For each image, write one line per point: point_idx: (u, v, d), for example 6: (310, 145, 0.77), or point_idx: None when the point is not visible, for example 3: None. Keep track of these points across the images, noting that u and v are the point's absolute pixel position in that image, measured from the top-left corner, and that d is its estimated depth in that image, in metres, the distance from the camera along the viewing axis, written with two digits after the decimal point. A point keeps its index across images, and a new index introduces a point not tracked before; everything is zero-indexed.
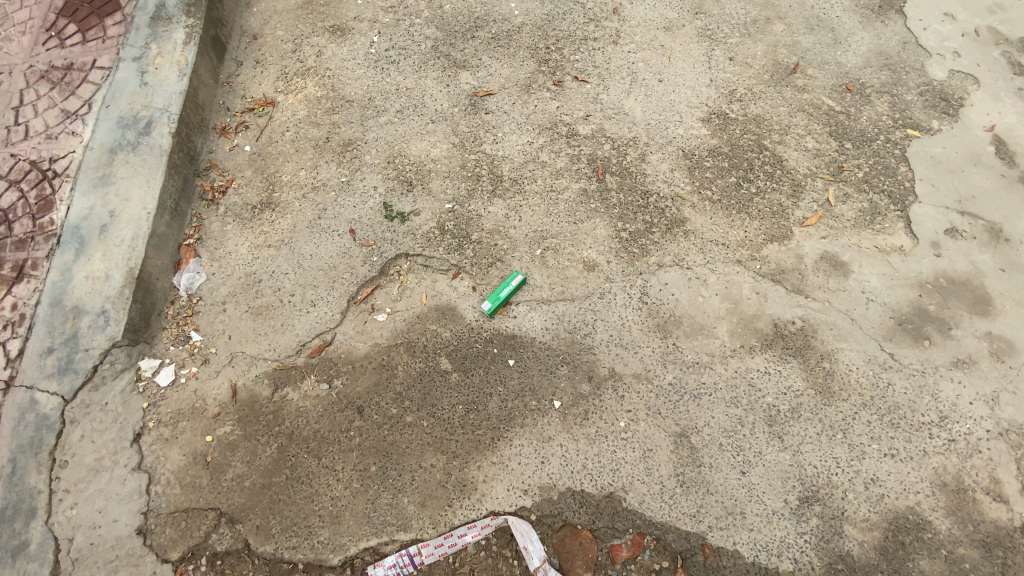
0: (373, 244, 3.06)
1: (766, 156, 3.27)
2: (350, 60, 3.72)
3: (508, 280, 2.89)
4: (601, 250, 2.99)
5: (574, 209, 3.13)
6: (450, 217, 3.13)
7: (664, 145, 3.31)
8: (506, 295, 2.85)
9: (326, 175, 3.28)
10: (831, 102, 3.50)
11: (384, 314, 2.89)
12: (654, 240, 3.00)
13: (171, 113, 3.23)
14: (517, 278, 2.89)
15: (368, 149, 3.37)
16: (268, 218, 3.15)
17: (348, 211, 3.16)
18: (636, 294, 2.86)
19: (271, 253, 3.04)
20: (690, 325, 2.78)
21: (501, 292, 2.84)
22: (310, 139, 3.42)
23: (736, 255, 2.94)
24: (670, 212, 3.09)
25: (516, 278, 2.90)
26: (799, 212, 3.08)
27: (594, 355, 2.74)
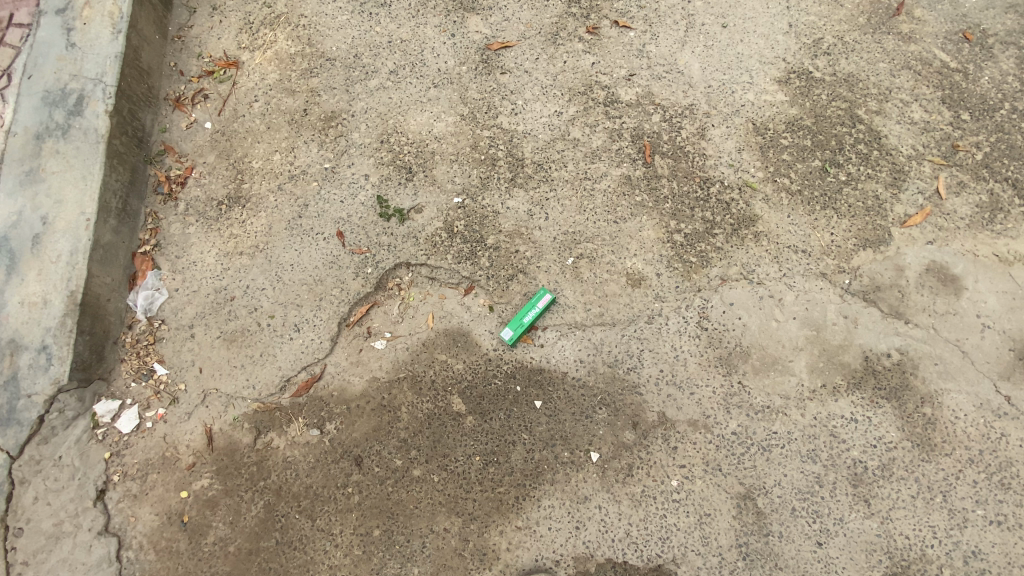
0: (365, 250, 2.44)
1: (860, 131, 2.58)
2: (329, 4, 2.96)
3: (536, 298, 2.31)
4: (648, 259, 2.35)
5: (615, 202, 2.44)
6: (459, 215, 2.47)
7: (729, 116, 2.60)
8: (528, 323, 2.28)
9: (305, 159, 2.64)
10: (944, 55, 2.72)
11: (382, 341, 2.36)
12: (716, 245, 2.36)
13: (107, 84, 2.58)
14: (545, 297, 2.30)
15: (356, 124, 2.68)
16: (238, 218, 2.59)
17: (334, 207, 2.52)
18: (694, 316, 2.27)
19: (244, 263, 2.51)
20: (760, 359, 2.23)
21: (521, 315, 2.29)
22: (284, 111, 2.75)
23: (821, 267, 2.34)
24: (738, 207, 2.42)
25: (546, 297, 2.31)
26: (899, 208, 2.45)
27: (640, 396, 2.23)
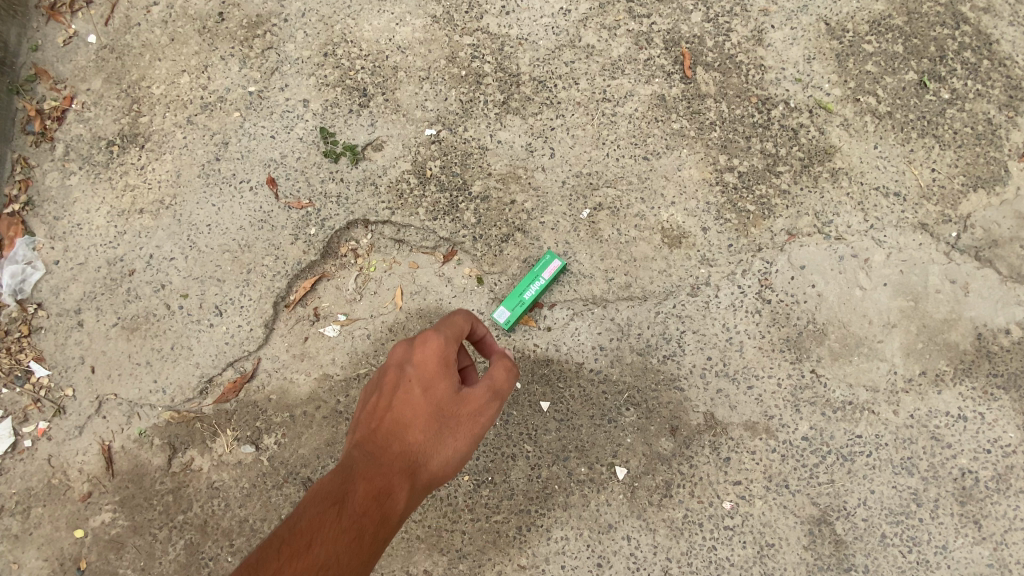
0: (306, 203, 1.79)
1: (969, 32, 1.92)
2: None
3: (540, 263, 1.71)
4: (690, 208, 1.73)
5: (644, 130, 1.79)
6: (433, 152, 1.81)
7: (798, 12, 1.91)
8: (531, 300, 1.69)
9: (223, 82, 1.95)
10: None
11: (334, 327, 1.75)
12: (782, 188, 1.75)
13: None
14: (553, 265, 1.70)
15: (289, 32, 1.96)
16: (136, 164, 1.93)
17: (263, 146, 1.86)
18: (752, 286, 1.68)
19: (146, 226, 1.87)
20: (841, 340, 1.67)
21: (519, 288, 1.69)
22: (192, 18, 2.03)
23: (918, 216, 1.75)
24: (809, 135, 1.80)
25: (554, 261, 1.71)
26: (1020, 135, 1.83)
27: (681, 393, 1.66)
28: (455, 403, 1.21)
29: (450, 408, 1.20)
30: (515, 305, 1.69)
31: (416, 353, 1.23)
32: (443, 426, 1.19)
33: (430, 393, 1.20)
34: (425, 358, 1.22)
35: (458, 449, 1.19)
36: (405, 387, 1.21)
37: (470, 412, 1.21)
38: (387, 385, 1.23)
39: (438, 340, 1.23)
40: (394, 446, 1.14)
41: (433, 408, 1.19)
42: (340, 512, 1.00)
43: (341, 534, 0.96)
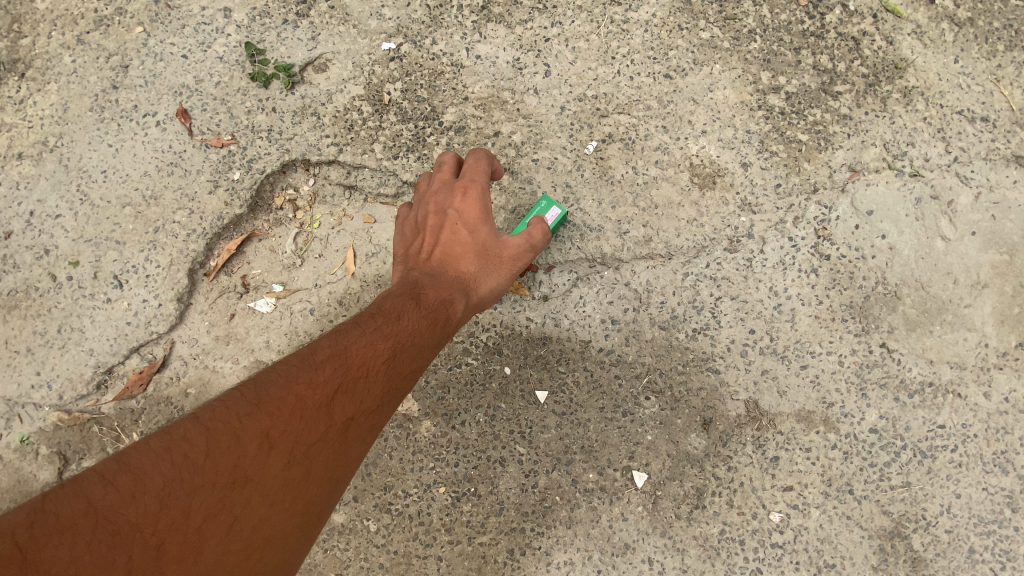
0: (228, 141, 1.39)
1: None
2: None
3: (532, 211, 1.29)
4: (724, 140, 1.35)
5: (664, 41, 1.39)
6: (392, 73, 1.40)
7: None
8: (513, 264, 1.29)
9: None
10: None
11: (269, 300, 1.36)
12: (841, 113, 1.36)
13: None
14: (550, 215, 1.28)
15: None
16: (12, 96, 1.49)
17: (173, 69, 1.44)
18: (807, 238, 1.31)
19: (25, 175, 1.45)
20: (919, 305, 1.31)
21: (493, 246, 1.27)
22: None
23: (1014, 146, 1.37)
24: (874, 45, 1.40)
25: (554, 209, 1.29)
26: None
27: (715, 377, 1.29)
28: (498, 244, 1.16)
29: (495, 245, 1.16)
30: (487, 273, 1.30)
31: (457, 189, 1.18)
32: (489, 262, 1.15)
33: (475, 235, 1.15)
34: (468, 196, 1.17)
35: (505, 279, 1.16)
36: (449, 221, 1.16)
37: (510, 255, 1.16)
38: (429, 225, 1.16)
39: (479, 182, 1.19)
40: (447, 271, 1.11)
41: (478, 247, 1.15)
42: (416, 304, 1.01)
43: (416, 326, 0.98)
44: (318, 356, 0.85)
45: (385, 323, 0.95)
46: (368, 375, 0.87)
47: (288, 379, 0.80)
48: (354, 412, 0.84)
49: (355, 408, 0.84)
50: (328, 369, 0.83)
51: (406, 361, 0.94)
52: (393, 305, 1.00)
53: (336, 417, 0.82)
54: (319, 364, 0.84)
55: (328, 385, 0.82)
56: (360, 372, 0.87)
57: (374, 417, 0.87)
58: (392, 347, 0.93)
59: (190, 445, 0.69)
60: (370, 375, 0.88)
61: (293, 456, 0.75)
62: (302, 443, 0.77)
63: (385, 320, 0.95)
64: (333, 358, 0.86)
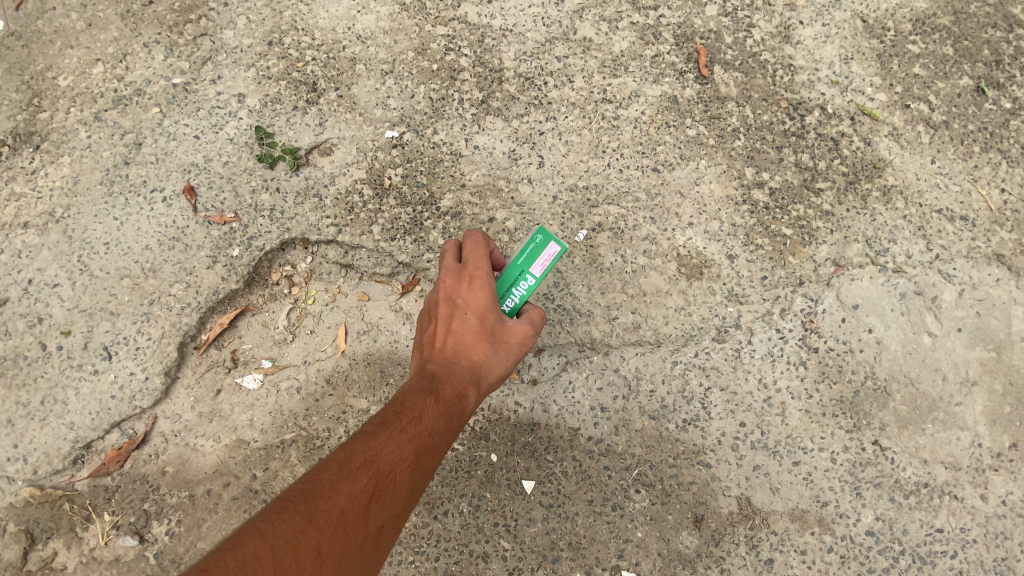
0: (230, 217, 1.43)
1: None
2: None
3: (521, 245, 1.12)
4: (713, 232, 1.39)
5: (653, 137, 1.47)
6: (394, 158, 1.46)
7: (829, 8, 1.62)
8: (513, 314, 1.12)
9: (143, 73, 1.60)
10: None
11: (256, 377, 1.35)
12: (823, 209, 1.41)
13: None
14: (547, 254, 1.12)
15: (229, 17, 1.63)
16: (26, 166, 1.55)
17: (184, 147, 1.51)
18: (794, 330, 1.33)
19: (28, 241, 1.48)
20: (910, 403, 1.30)
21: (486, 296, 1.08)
22: (115, 1, 1.70)
23: (994, 245, 1.41)
24: (853, 146, 1.48)
25: (551, 242, 1.14)
26: None
27: (706, 472, 1.27)
28: (509, 332, 1.09)
29: (504, 327, 1.09)
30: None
31: (462, 274, 1.10)
32: (498, 346, 1.08)
33: (483, 323, 1.07)
34: (474, 279, 1.08)
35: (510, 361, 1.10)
36: (457, 309, 1.08)
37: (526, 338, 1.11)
38: (439, 314, 1.09)
39: (485, 266, 1.10)
40: (460, 361, 1.06)
41: (487, 332, 1.07)
42: (440, 398, 1.00)
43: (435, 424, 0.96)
44: (358, 459, 0.87)
45: (416, 416, 0.95)
46: (400, 478, 0.89)
47: (334, 486, 0.82)
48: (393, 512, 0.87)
49: (387, 514, 0.85)
50: (370, 472, 0.86)
51: (432, 455, 0.95)
52: (414, 399, 0.98)
53: (378, 520, 0.84)
54: (356, 472, 0.85)
55: (367, 492, 0.84)
56: (393, 476, 0.88)
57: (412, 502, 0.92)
58: (416, 447, 0.93)
59: (258, 561, 0.71)
60: (404, 474, 0.90)
61: (342, 563, 0.77)
62: (352, 550, 0.79)
63: (418, 413, 0.96)
64: (369, 463, 0.86)
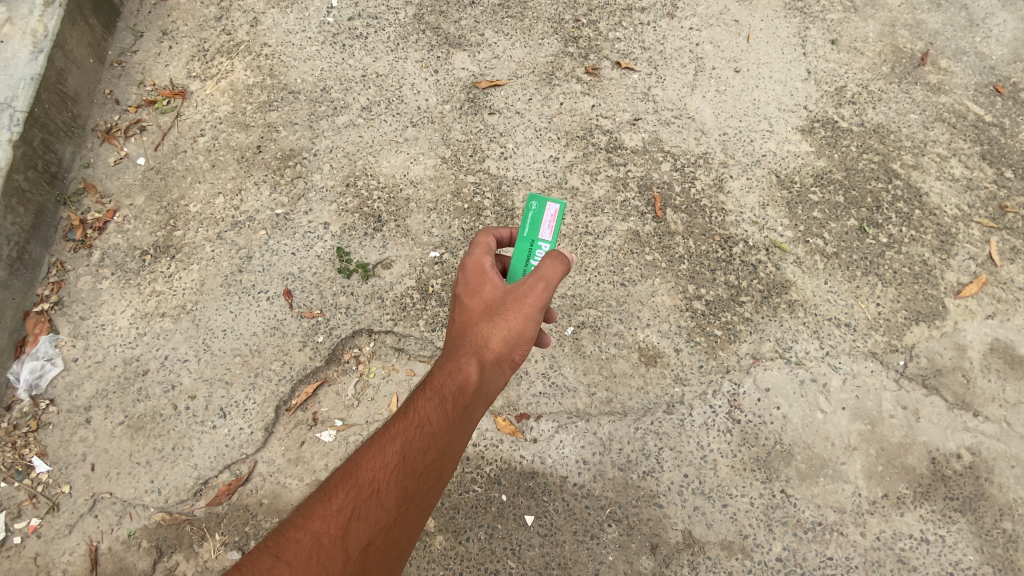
0: (317, 313, 1.99)
1: (898, 187, 2.22)
2: (297, 33, 2.57)
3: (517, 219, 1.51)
4: (664, 331, 1.94)
5: (622, 261, 2.05)
6: (436, 272, 2.03)
7: (750, 167, 2.24)
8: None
9: (254, 204, 2.21)
10: (976, 110, 2.46)
11: (331, 431, 1.85)
12: (744, 315, 1.96)
13: (16, 110, 2.13)
14: (548, 216, 1.48)
15: (319, 165, 2.27)
16: (164, 271, 2.12)
17: (284, 260, 2.10)
18: (722, 406, 1.84)
19: (165, 327, 2.03)
20: (807, 461, 1.79)
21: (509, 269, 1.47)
22: (233, 149, 2.32)
23: (869, 345, 1.94)
24: (766, 270, 2.05)
25: (545, 205, 1.49)
26: (952, 275, 2.08)
27: (660, 510, 1.74)
28: (507, 294, 1.35)
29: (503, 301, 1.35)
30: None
31: (465, 270, 1.43)
32: (499, 314, 1.34)
33: (483, 296, 1.38)
34: (474, 266, 1.42)
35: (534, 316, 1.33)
36: (463, 299, 1.41)
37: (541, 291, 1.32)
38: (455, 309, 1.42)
39: (481, 249, 1.43)
40: (465, 345, 1.32)
41: (487, 307, 1.36)
42: (423, 399, 1.22)
43: (421, 424, 1.17)
44: (338, 485, 1.09)
45: (399, 429, 1.17)
46: (381, 484, 1.08)
47: (311, 515, 1.04)
48: (375, 524, 1.05)
49: (368, 528, 1.04)
50: (345, 492, 1.07)
51: (418, 454, 1.14)
52: (404, 411, 1.21)
53: (357, 535, 1.03)
54: (333, 497, 1.07)
55: (342, 512, 1.04)
56: (374, 485, 1.08)
57: (409, 504, 1.10)
58: (399, 454, 1.13)
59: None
60: (386, 480, 1.09)
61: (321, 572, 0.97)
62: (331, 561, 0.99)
63: (400, 423, 1.18)
64: (345, 485, 1.08)
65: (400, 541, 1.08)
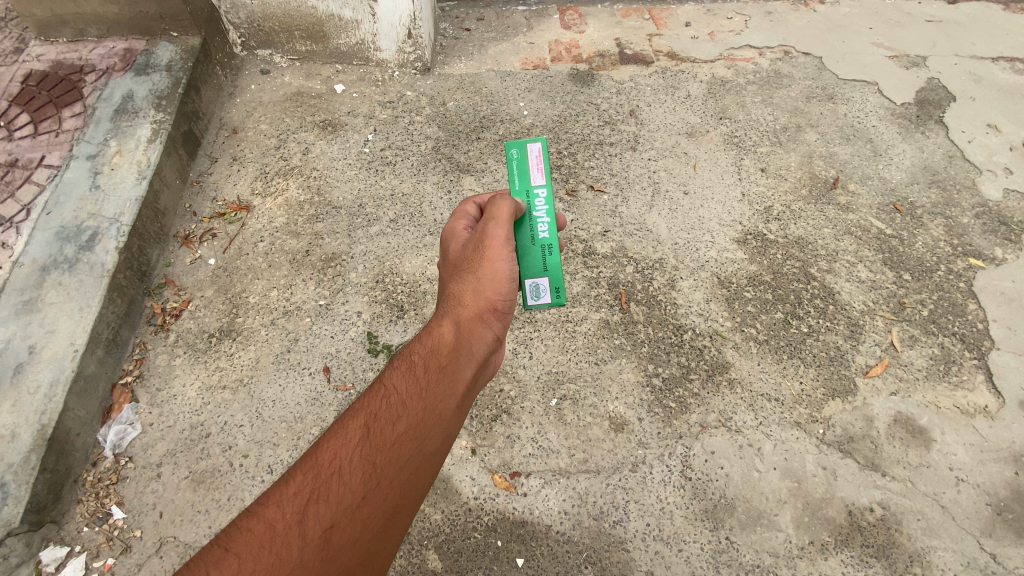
0: (350, 385, 2.50)
1: (815, 288, 2.79)
2: (340, 160, 3.26)
3: (508, 170, 1.92)
4: (629, 403, 2.44)
5: (595, 345, 2.59)
6: None
7: (696, 270, 2.83)
8: (550, 211, 1.86)
9: (302, 296, 2.76)
10: (880, 223, 3.06)
11: None
12: (693, 391, 2.47)
13: (122, 223, 2.73)
14: (533, 156, 1.91)
15: (354, 265, 2.85)
16: (227, 351, 2.62)
17: (324, 343, 2.62)
18: (676, 465, 2.30)
19: (225, 397, 2.50)
20: (746, 512, 2.21)
21: (524, 215, 1.85)
22: (286, 252, 2.91)
23: (794, 415, 2.42)
24: (710, 353, 2.57)
25: (527, 149, 1.92)
26: (861, 358, 2.59)
27: (627, 554, 2.13)
28: (473, 248, 1.62)
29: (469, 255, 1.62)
30: (535, 241, 1.85)
31: (446, 244, 1.78)
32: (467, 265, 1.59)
33: (456, 256, 1.67)
34: (452, 234, 1.78)
35: (506, 262, 1.59)
36: (447, 264, 1.71)
37: (502, 232, 1.62)
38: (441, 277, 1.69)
39: (456, 223, 1.80)
40: (445, 300, 1.57)
41: (458, 265, 1.63)
42: (394, 377, 1.37)
43: (385, 399, 1.32)
44: (300, 471, 1.22)
45: (363, 410, 1.31)
46: (341, 461, 1.21)
47: (273, 502, 1.17)
48: (334, 505, 1.15)
49: (327, 510, 1.15)
50: (302, 476, 1.20)
51: (379, 429, 1.27)
52: (372, 391, 1.36)
53: (315, 517, 1.13)
54: (293, 485, 1.20)
55: (302, 497, 1.17)
56: (335, 463, 1.21)
57: (375, 478, 1.20)
58: (362, 429, 1.27)
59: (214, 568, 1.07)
60: (347, 458, 1.22)
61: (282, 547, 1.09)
62: (287, 539, 1.10)
63: (366, 403, 1.33)
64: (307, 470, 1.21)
65: (372, 515, 1.17)
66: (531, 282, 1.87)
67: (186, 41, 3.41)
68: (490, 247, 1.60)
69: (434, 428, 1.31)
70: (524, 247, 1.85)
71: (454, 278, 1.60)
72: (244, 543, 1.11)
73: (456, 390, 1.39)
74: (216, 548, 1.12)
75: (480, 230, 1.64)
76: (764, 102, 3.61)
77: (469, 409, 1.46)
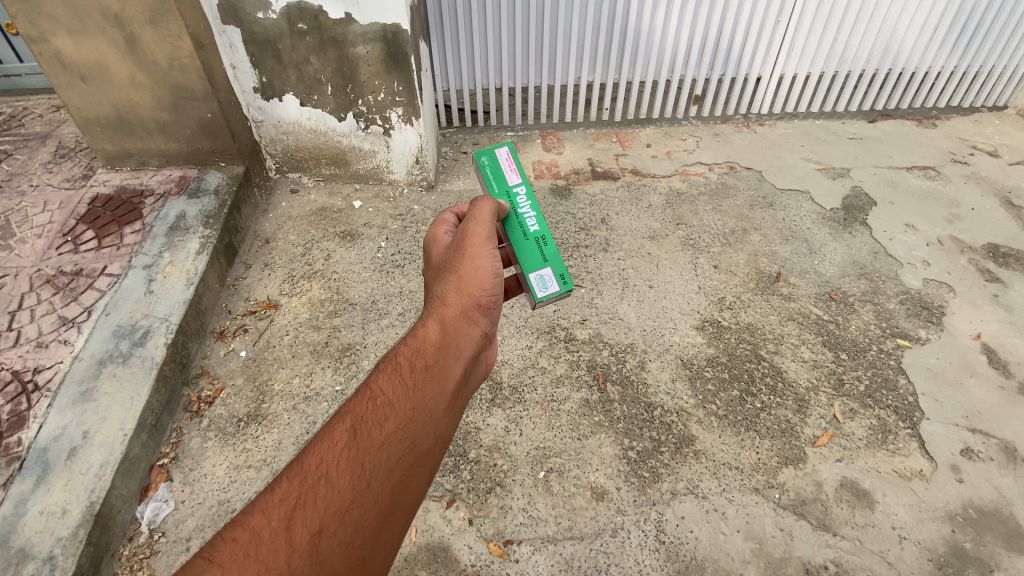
0: None
1: (765, 367, 3.24)
2: (357, 264, 3.82)
3: (488, 178, 2.40)
4: (608, 473, 2.78)
5: (577, 422, 2.97)
6: None
7: (662, 353, 3.29)
8: (532, 203, 2.33)
9: (321, 383, 3.17)
10: (817, 310, 3.59)
11: None
12: (664, 462, 2.82)
13: (171, 322, 3.20)
14: (503, 162, 2.42)
15: (367, 354, 3.30)
16: (253, 433, 2.98)
17: None
18: (651, 530, 2.59)
19: (250, 475, 2.82)
20: (714, 572, 2.47)
21: (514, 215, 2.31)
22: (308, 343, 3.37)
23: (752, 482, 2.76)
24: (677, 427, 2.95)
25: (498, 158, 2.42)
26: (808, 430, 2.97)
27: None
28: (455, 252, 1.85)
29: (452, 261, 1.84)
30: (529, 233, 2.30)
31: (430, 250, 2.03)
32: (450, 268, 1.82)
33: (440, 261, 1.90)
34: (435, 241, 2.05)
35: (484, 263, 1.81)
36: (431, 269, 1.94)
37: (482, 231, 1.89)
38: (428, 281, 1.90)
39: (437, 231, 2.07)
40: (431, 299, 1.76)
41: (441, 269, 1.85)
42: (380, 382, 1.49)
43: (374, 401, 1.44)
44: (287, 481, 1.31)
45: (351, 416, 1.42)
46: (329, 467, 1.31)
47: (261, 511, 1.25)
48: (322, 510, 1.24)
49: (315, 515, 1.24)
50: (289, 484, 1.30)
51: (368, 431, 1.38)
52: (362, 394, 1.49)
53: (303, 523, 1.22)
54: (279, 495, 1.28)
55: (289, 505, 1.26)
56: (324, 469, 1.31)
57: (364, 479, 1.30)
58: (350, 432, 1.38)
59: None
60: (335, 464, 1.32)
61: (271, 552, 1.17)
62: (276, 545, 1.19)
63: (355, 409, 1.44)
64: (294, 480, 1.30)
65: (361, 517, 1.26)
66: (536, 273, 2.26)
67: (232, 169, 4.12)
68: (469, 250, 1.83)
69: (422, 428, 1.43)
70: (522, 242, 2.28)
71: (437, 280, 1.81)
72: (228, 553, 1.18)
73: (443, 386, 1.53)
74: (200, 559, 1.18)
75: (462, 232, 1.91)
76: (714, 210, 4.29)
77: (459, 408, 1.58)
